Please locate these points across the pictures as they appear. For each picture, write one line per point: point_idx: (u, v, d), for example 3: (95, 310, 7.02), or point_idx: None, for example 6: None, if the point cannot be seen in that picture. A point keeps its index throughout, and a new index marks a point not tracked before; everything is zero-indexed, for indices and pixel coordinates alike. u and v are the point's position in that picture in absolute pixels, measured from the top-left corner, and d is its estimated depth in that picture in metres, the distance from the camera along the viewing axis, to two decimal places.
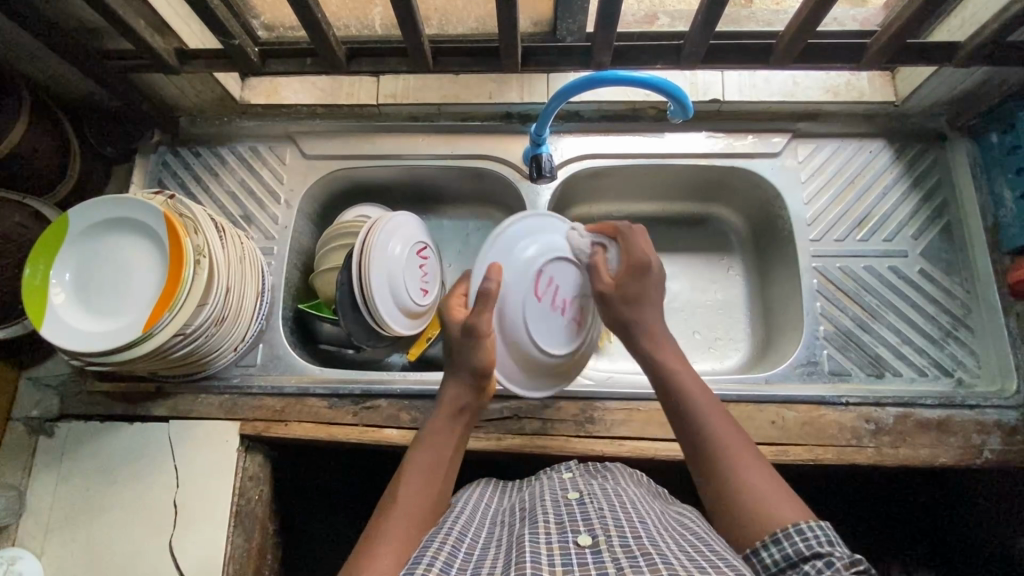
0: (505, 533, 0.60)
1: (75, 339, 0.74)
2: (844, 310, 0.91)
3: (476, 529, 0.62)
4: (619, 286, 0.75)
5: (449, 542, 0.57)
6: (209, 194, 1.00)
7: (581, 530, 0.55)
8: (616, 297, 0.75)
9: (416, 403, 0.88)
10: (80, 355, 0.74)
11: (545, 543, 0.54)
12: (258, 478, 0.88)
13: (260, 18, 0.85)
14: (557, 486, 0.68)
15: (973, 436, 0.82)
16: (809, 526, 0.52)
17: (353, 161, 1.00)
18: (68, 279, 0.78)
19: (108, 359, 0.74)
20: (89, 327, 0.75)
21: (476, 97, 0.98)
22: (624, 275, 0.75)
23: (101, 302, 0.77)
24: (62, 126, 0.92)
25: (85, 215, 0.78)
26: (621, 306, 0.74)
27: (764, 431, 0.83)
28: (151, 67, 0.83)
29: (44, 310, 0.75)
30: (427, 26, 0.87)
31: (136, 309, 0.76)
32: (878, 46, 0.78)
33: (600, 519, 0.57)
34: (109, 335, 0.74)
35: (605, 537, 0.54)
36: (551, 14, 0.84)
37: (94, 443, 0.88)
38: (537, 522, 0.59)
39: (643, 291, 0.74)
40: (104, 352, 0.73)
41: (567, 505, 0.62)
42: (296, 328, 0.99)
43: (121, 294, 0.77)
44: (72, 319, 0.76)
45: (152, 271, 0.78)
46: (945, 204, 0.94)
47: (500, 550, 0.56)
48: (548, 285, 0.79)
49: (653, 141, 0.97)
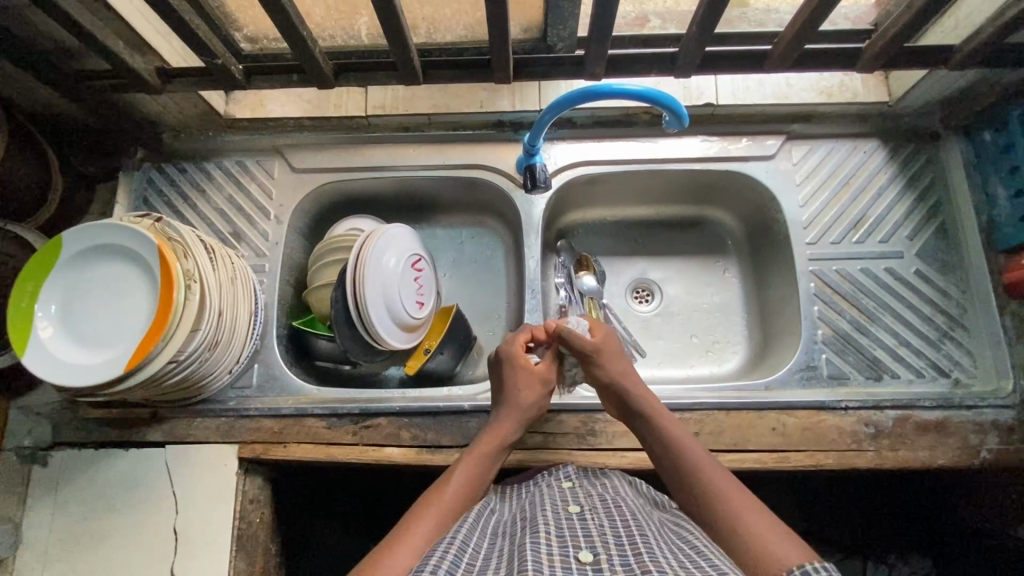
0: (507, 544, 0.59)
1: (47, 360, 0.73)
2: (841, 312, 0.91)
3: (478, 536, 0.61)
4: (600, 345, 0.79)
5: (452, 552, 0.56)
6: (196, 212, 0.98)
7: (583, 546, 0.55)
8: (604, 354, 0.78)
9: (416, 421, 0.87)
10: (45, 375, 0.73)
11: (546, 553, 0.53)
12: (258, 500, 0.87)
13: (243, 30, 0.80)
14: (558, 497, 0.68)
15: (971, 436, 0.83)
16: (813, 568, 0.51)
17: (343, 174, 0.99)
18: (51, 295, 0.76)
19: (63, 381, 0.72)
20: (59, 349, 0.74)
21: (468, 106, 0.96)
22: (605, 339, 0.80)
23: (77, 327, 0.76)
24: (43, 149, 0.89)
25: (106, 231, 0.76)
26: (611, 362, 0.78)
27: (765, 438, 0.83)
28: (130, 86, 0.80)
29: (29, 326, 0.74)
30: (415, 33, 0.83)
31: (102, 345, 0.74)
32: (874, 51, 0.77)
33: (601, 536, 0.57)
34: (70, 365, 0.73)
35: (606, 555, 0.53)
36: (540, 19, 0.79)
37: (89, 472, 0.86)
38: (538, 532, 0.58)
39: (622, 353, 0.80)
40: (63, 382, 0.72)
41: (568, 519, 0.61)
42: (290, 347, 0.97)
43: (91, 325, 0.76)
44: (44, 336, 0.75)
45: (126, 309, 0.76)
46: (939, 204, 0.94)
47: (501, 560, 0.55)
48: (413, 280, 0.95)
49: (646, 146, 0.97)
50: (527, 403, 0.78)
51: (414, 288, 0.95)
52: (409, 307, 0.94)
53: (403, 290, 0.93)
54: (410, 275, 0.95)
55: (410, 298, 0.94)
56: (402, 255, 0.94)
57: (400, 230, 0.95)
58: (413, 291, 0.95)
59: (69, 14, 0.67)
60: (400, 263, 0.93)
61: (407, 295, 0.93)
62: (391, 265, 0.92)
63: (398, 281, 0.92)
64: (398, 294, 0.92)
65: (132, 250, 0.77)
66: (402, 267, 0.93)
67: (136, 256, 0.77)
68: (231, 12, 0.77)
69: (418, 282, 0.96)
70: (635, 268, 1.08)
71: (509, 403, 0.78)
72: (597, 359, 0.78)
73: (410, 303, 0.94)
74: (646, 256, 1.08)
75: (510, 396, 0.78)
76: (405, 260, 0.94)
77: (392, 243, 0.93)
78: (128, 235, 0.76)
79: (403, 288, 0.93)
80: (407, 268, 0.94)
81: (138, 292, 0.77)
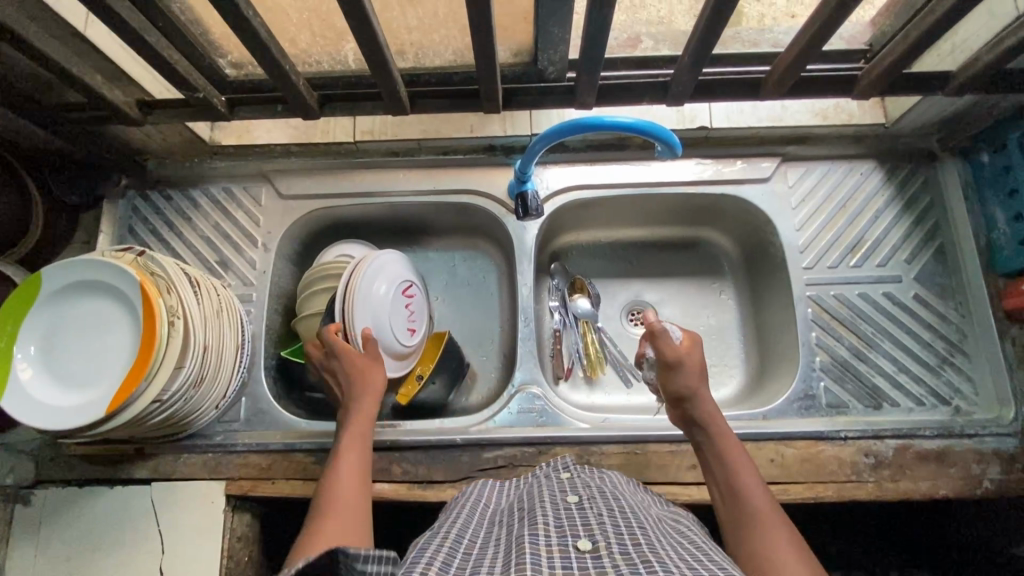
0: (503, 534, 0.57)
1: (27, 402, 0.71)
2: (839, 339, 0.89)
3: (473, 529, 0.60)
4: (687, 355, 0.74)
5: (447, 544, 0.54)
6: (182, 240, 0.96)
7: (581, 535, 0.52)
8: (686, 367, 0.73)
9: (407, 456, 0.85)
10: (24, 420, 0.71)
11: (544, 544, 0.50)
12: (246, 538, 0.85)
13: (228, 57, 0.77)
14: (556, 488, 0.65)
15: (972, 465, 0.81)
16: None
17: (331, 200, 0.97)
18: (31, 335, 0.75)
19: (44, 425, 0.70)
20: (39, 392, 0.72)
21: (458, 132, 0.95)
22: (691, 348, 0.75)
23: (57, 367, 0.74)
24: (23, 180, 0.87)
25: (86, 267, 0.74)
26: (688, 378, 0.73)
27: (763, 470, 0.81)
28: (111, 119, 0.79)
29: (8, 367, 0.72)
30: (402, 58, 0.81)
31: (82, 386, 0.72)
32: (871, 78, 0.75)
33: (600, 524, 0.54)
34: (49, 409, 0.71)
35: (605, 542, 0.51)
36: (531, 44, 0.77)
37: (71, 511, 0.84)
38: (536, 523, 0.55)
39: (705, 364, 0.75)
40: (44, 427, 0.70)
41: (567, 509, 0.58)
42: (279, 377, 0.96)
43: (71, 365, 0.74)
44: (24, 378, 0.73)
45: (109, 347, 0.74)
46: (937, 226, 0.92)
47: (499, 550, 0.53)
48: (404, 307, 0.94)
49: (640, 170, 0.95)
50: (376, 386, 0.81)
51: (405, 314, 0.93)
52: (400, 335, 0.92)
53: (393, 317, 0.91)
54: (401, 301, 0.93)
55: (400, 326, 0.92)
56: (392, 282, 0.92)
57: (390, 257, 0.93)
58: (403, 318, 0.93)
59: (44, 51, 0.65)
60: (390, 289, 0.91)
61: (397, 322, 0.92)
62: (382, 292, 0.90)
63: (389, 308, 0.90)
64: (388, 322, 0.90)
65: (112, 287, 0.75)
66: (392, 293, 0.91)
67: (118, 292, 0.75)
68: (213, 40, 0.74)
69: (409, 308, 0.95)
70: (630, 290, 1.06)
71: (361, 394, 0.80)
72: (678, 369, 0.73)
73: (400, 330, 0.92)
74: (641, 278, 1.07)
75: (360, 382, 0.80)
76: (395, 285, 0.92)
77: (381, 271, 0.90)
78: (110, 271, 0.74)
79: (393, 315, 0.91)
80: (397, 294, 0.92)
81: (117, 329, 0.75)
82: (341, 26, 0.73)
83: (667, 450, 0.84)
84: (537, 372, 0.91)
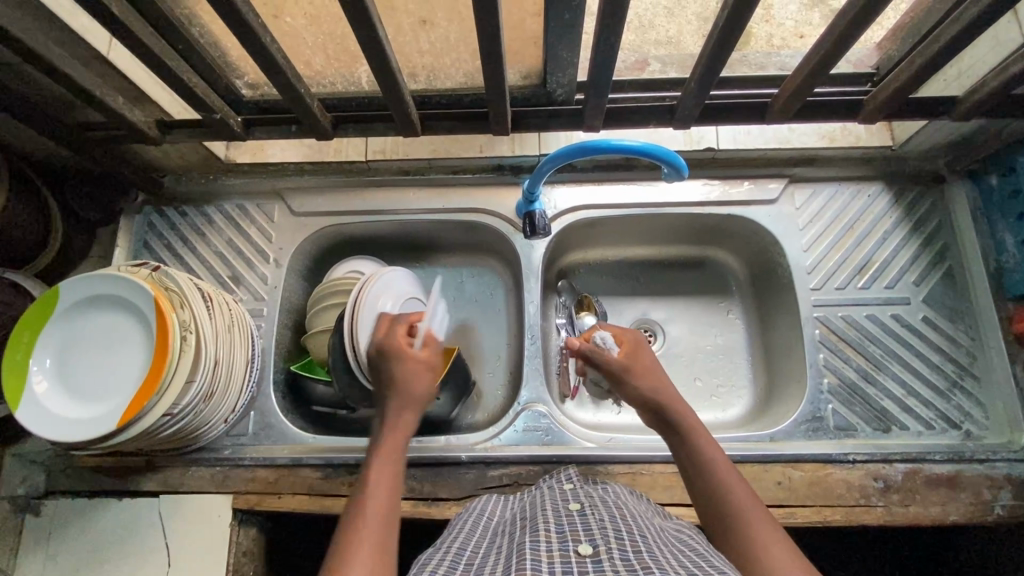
0: (506, 542, 0.57)
1: (40, 415, 0.73)
2: (847, 361, 0.89)
3: (477, 542, 0.60)
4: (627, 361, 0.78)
5: (448, 558, 0.55)
6: (196, 255, 0.98)
7: (583, 540, 0.52)
8: (633, 370, 0.77)
9: (412, 473, 0.85)
10: (37, 432, 0.72)
11: (545, 550, 0.50)
12: (252, 552, 0.86)
13: (245, 78, 0.80)
14: (558, 497, 0.65)
15: (984, 491, 0.80)
16: None
17: (343, 217, 0.99)
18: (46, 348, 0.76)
19: (55, 438, 0.71)
20: (52, 405, 0.73)
21: (469, 151, 0.98)
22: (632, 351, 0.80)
23: (70, 379, 0.75)
24: (43, 196, 0.89)
25: (97, 280, 0.76)
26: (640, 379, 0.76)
27: (770, 493, 0.80)
28: (130, 137, 0.81)
29: (23, 380, 0.74)
30: (414, 80, 0.83)
31: (94, 399, 0.74)
32: (876, 102, 0.76)
33: (601, 529, 0.54)
34: (61, 422, 0.72)
35: (606, 546, 0.51)
36: (540, 67, 0.78)
37: (79, 523, 0.85)
38: (538, 531, 0.55)
39: (652, 362, 0.79)
40: (56, 440, 0.71)
41: (569, 515, 0.58)
42: (287, 392, 0.97)
43: (82, 378, 0.75)
44: (38, 391, 0.74)
45: (120, 359, 0.76)
46: (945, 249, 0.92)
47: (501, 558, 0.53)
48: None
49: (647, 189, 0.96)
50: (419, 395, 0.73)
51: None
52: None
53: None
54: None
55: None
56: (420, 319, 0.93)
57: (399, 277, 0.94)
58: None
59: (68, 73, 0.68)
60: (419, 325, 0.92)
61: None
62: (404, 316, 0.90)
63: None
64: None
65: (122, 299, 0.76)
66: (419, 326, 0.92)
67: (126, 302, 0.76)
68: (231, 62, 0.76)
69: None
70: (637, 309, 1.06)
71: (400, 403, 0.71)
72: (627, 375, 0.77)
73: None
74: (649, 296, 1.07)
75: (399, 393, 0.72)
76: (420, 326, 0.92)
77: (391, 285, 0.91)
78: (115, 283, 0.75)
79: None
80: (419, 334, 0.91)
81: (128, 340, 0.76)
82: (354, 48, 0.75)
83: (672, 471, 0.84)
84: (542, 391, 0.91)
